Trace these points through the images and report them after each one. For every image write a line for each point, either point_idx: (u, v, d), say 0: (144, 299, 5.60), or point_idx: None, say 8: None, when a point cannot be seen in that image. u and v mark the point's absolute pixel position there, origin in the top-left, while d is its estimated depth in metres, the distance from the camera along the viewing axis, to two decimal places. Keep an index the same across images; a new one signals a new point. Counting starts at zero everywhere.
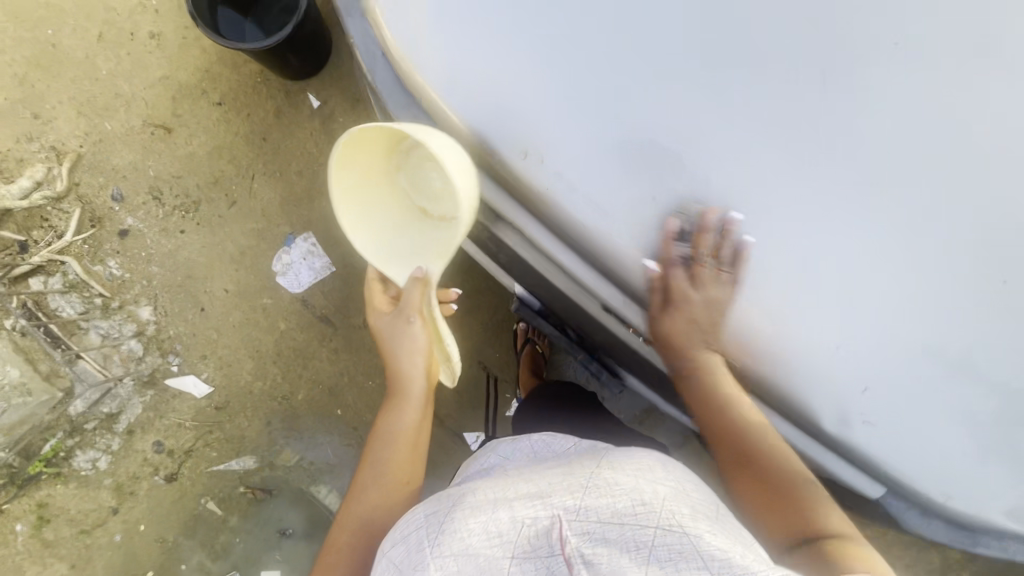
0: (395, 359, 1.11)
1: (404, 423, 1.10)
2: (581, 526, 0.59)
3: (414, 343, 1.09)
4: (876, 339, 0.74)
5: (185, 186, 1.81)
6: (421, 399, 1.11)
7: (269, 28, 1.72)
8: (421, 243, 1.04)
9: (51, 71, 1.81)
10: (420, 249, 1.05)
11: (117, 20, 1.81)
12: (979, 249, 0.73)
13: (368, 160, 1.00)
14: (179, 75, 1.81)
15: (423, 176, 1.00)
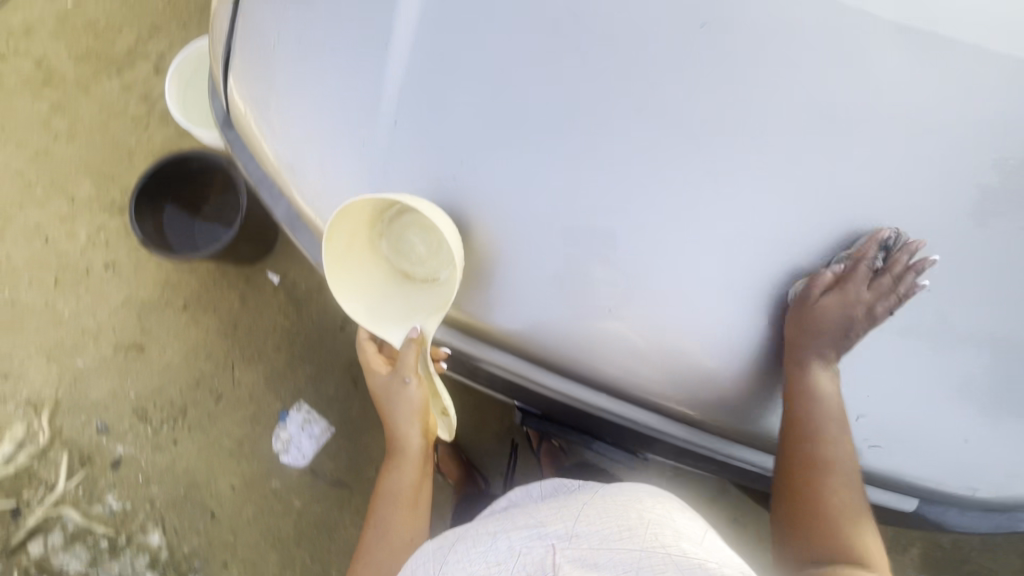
0: (394, 419, 1.07)
1: (404, 481, 1.10)
2: (571, 548, 0.65)
3: (411, 403, 1.03)
4: (857, 369, 0.79)
5: (168, 397, 1.81)
6: (419, 458, 1.09)
7: (215, 221, 1.77)
8: (412, 306, 0.91)
9: (17, 328, 1.87)
10: (412, 313, 0.91)
11: (71, 261, 1.90)
12: (932, 259, 0.76)
13: (352, 228, 0.86)
14: (141, 294, 1.88)
15: (405, 242, 0.88)
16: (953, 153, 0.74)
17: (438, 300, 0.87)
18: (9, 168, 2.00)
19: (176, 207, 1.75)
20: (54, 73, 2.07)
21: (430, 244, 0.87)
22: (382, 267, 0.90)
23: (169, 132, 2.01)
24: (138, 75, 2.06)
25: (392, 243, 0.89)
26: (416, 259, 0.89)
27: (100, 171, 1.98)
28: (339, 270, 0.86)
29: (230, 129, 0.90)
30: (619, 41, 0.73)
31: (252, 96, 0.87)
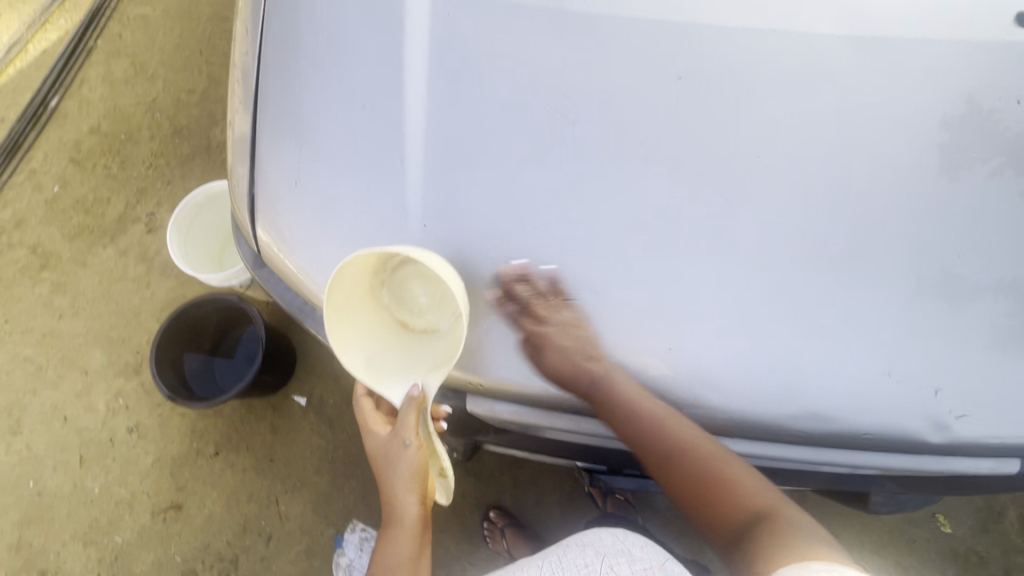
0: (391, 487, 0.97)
1: (403, 551, 0.99)
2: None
3: (410, 468, 0.93)
4: (920, 341, 0.78)
5: (216, 551, 1.73)
6: (416, 528, 0.98)
7: (235, 362, 1.78)
8: (412, 358, 0.91)
9: (48, 518, 1.80)
10: (414, 364, 0.91)
11: (93, 434, 1.87)
12: (948, 221, 0.79)
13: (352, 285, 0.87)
14: (170, 450, 1.83)
15: (407, 292, 0.92)
16: (929, 125, 0.80)
17: (439, 347, 0.89)
18: (18, 357, 1.99)
19: (195, 357, 1.76)
20: (50, 255, 2.13)
21: (432, 296, 0.91)
22: (380, 318, 0.92)
23: (171, 283, 2.05)
24: (132, 237, 2.13)
25: (392, 294, 0.93)
26: (416, 310, 0.93)
27: (110, 337, 1.99)
28: (342, 320, 0.86)
29: (262, 266, 0.93)
30: (612, 105, 0.79)
31: (271, 229, 0.88)
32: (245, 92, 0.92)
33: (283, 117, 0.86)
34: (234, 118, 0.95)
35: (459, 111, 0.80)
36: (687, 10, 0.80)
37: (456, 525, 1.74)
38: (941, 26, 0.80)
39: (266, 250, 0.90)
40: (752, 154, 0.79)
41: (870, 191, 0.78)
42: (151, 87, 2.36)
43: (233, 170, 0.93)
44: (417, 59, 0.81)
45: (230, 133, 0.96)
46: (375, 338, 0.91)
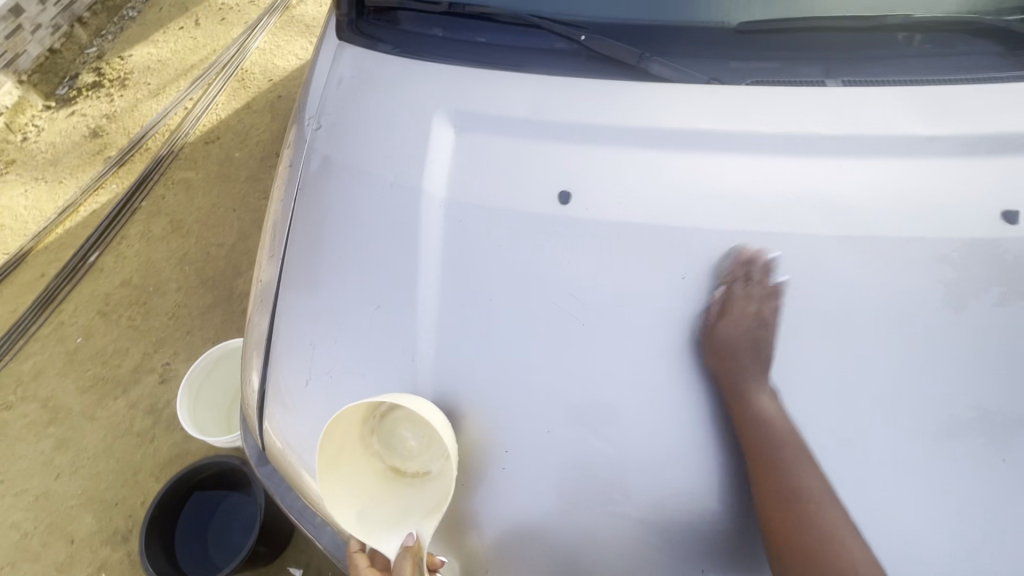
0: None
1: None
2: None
3: None
4: (988, 552, 0.68)
5: None
6: None
7: (229, 522, 1.68)
8: (404, 509, 0.80)
9: None
10: (409, 514, 0.80)
11: None
12: (985, 406, 0.74)
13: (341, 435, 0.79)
14: None
15: (397, 438, 0.84)
16: (941, 306, 0.79)
17: (435, 495, 0.79)
18: (5, 522, 1.89)
19: (194, 505, 1.67)
20: (60, 408, 2.12)
21: (422, 438, 0.82)
22: (371, 466, 0.83)
23: (176, 437, 2.01)
24: (144, 389, 2.13)
25: (382, 440, 0.84)
26: (408, 455, 0.83)
27: (104, 498, 1.90)
28: (329, 477, 0.78)
29: (266, 463, 0.90)
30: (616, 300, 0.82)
31: (277, 425, 0.86)
32: (266, 287, 0.96)
33: (300, 312, 0.89)
34: (253, 311, 0.98)
35: (469, 309, 0.83)
36: (683, 213, 0.86)
37: None
38: (930, 220, 0.84)
39: (270, 447, 0.87)
40: (762, 345, 0.79)
41: (893, 375, 0.76)
42: (184, 242, 2.53)
43: (248, 361, 0.94)
44: (429, 259, 0.86)
45: (248, 324, 0.98)
46: (367, 488, 0.81)
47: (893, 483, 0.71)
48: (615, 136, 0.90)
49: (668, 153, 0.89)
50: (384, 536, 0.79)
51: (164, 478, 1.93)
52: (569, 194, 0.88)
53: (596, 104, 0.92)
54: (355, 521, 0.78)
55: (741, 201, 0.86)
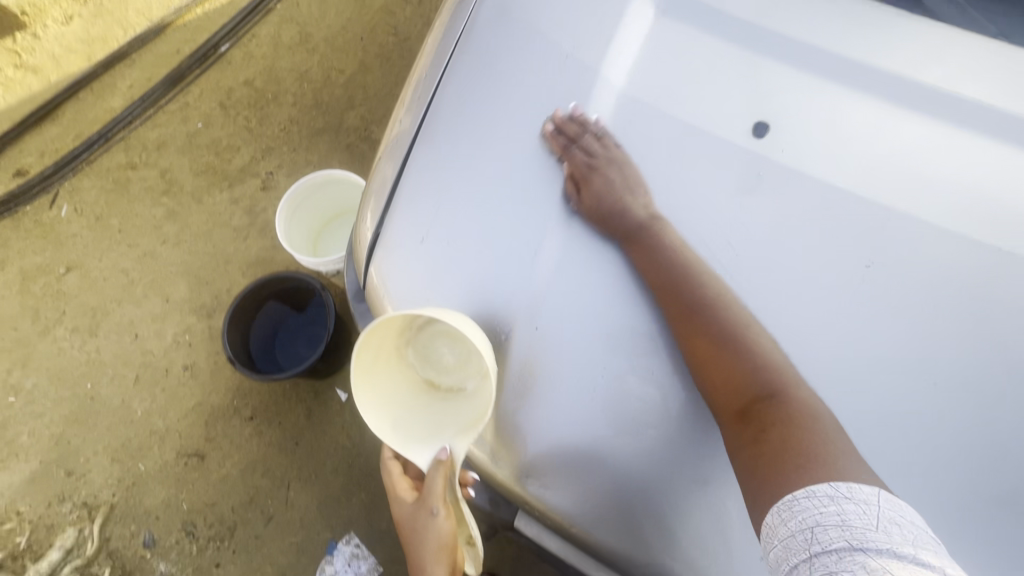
0: (422, 559, 1.02)
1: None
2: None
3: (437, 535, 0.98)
4: None
5: (219, 512, 1.76)
6: None
7: (297, 334, 1.85)
8: (436, 418, 0.97)
9: (90, 421, 1.90)
10: (441, 425, 0.95)
11: (154, 360, 1.98)
12: None
13: (380, 349, 0.95)
14: (212, 399, 1.91)
15: (435, 354, 1.00)
16: None
17: (457, 410, 0.95)
18: (117, 266, 2.15)
19: (278, 304, 1.82)
20: (175, 183, 2.29)
21: (455, 354, 0.98)
22: (409, 378, 1.00)
23: (266, 243, 2.15)
24: (247, 190, 2.26)
25: (418, 352, 1.00)
26: (442, 370, 0.99)
27: (198, 275, 2.11)
28: (373, 383, 0.95)
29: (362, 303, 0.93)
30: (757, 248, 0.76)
31: (381, 274, 0.86)
32: (401, 134, 0.93)
33: (434, 171, 0.86)
34: (380, 154, 0.95)
35: (605, 214, 0.81)
36: (878, 181, 0.75)
37: None
38: None
39: (371, 289, 0.89)
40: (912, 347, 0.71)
41: None
42: (309, 58, 2.50)
43: (364, 202, 0.93)
44: (586, 144, 0.81)
45: (372, 166, 0.96)
46: (405, 395, 0.99)
47: (981, 529, 0.68)
48: (839, 83, 0.79)
49: (885, 107, 0.77)
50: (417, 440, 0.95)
51: (249, 275, 2.11)
52: (765, 129, 0.79)
53: (830, 28, 0.80)
54: (394, 425, 0.95)
55: (955, 189, 0.74)
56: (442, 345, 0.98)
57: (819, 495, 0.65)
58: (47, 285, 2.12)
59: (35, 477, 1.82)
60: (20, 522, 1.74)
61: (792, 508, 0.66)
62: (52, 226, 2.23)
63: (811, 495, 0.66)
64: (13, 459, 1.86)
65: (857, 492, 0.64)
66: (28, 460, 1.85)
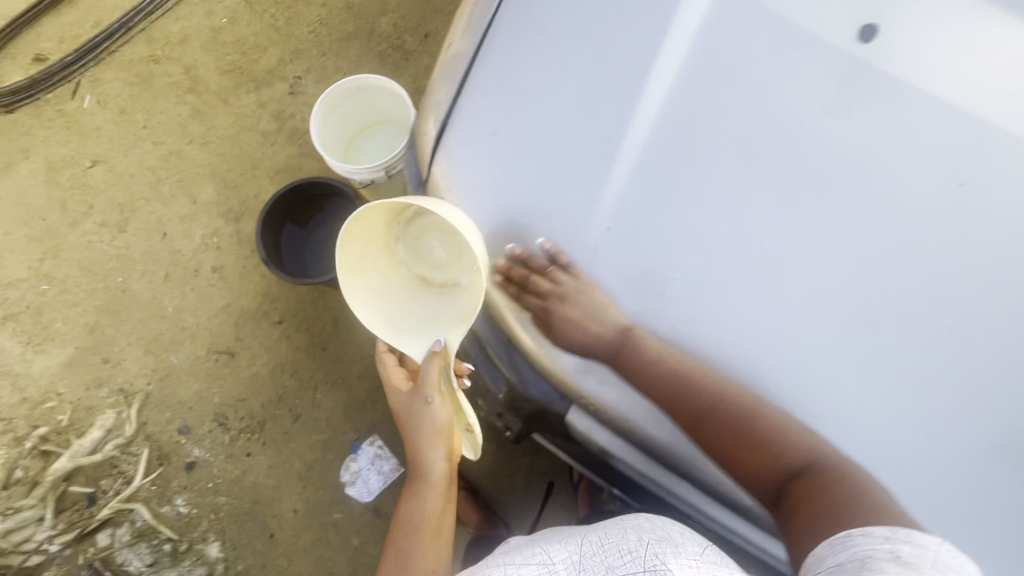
0: (422, 445, 1.17)
1: (430, 508, 1.19)
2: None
3: (435, 424, 1.14)
4: None
5: (249, 407, 1.84)
6: (443, 482, 1.19)
7: (326, 245, 1.84)
8: (424, 308, 1.14)
9: (123, 314, 1.94)
10: (424, 313, 1.13)
11: (183, 260, 1.99)
12: None
13: (366, 244, 1.11)
14: (241, 301, 1.94)
15: (424, 246, 1.13)
16: None
17: (443, 301, 1.11)
18: (143, 163, 2.11)
19: (311, 206, 1.82)
20: (199, 81, 2.21)
21: (441, 245, 1.10)
22: (396, 272, 1.15)
23: (294, 151, 2.11)
24: (275, 95, 2.18)
25: (405, 247, 1.14)
26: (428, 263, 1.14)
27: (226, 179, 2.08)
28: (360, 276, 1.10)
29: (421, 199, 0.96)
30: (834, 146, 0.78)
31: (445, 171, 0.90)
32: (466, 41, 0.96)
33: (503, 73, 0.89)
34: (444, 62, 0.98)
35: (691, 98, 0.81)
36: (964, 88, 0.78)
37: (462, 479, 1.80)
38: None
39: (433, 183, 0.92)
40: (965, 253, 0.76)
41: None
42: None
43: (428, 105, 0.97)
44: (683, 32, 0.82)
45: (435, 72, 0.99)
46: (395, 287, 1.14)
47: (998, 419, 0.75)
48: None
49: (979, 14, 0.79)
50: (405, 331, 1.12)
51: (276, 182, 2.08)
52: (874, 32, 0.80)
53: None
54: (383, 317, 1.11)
55: None
56: (425, 237, 1.12)
57: (876, 535, 0.70)
58: (73, 177, 2.10)
59: (72, 362, 1.89)
60: (60, 402, 1.82)
61: (847, 544, 0.72)
62: (75, 118, 2.17)
63: (866, 535, 0.71)
64: (50, 344, 1.91)
65: (916, 538, 0.69)
66: (64, 346, 1.91)
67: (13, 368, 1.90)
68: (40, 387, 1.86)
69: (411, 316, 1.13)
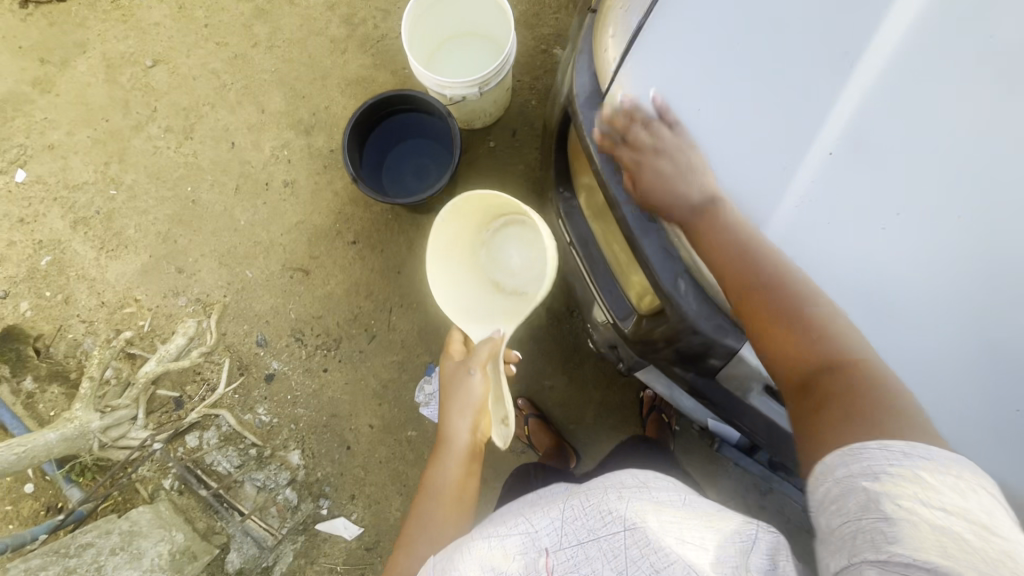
0: (455, 408, 1.21)
1: (451, 471, 1.16)
2: (565, 550, 0.74)
3: (473, 394, 1.20)
4: None
5: (325, 325, 1.85)
6: (466, 453, 1.18)
7: (409, 162, 1.81)
8: (489, 297, 1.40)
9: (195, 224, 1.91)
10: (490, 301, 1.39)
11: (253, 172, 1.93)
12: None
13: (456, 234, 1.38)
14: (314, 219, 1.90)
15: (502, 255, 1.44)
16: None
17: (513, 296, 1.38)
18: (206, 66, 2.00)
19: (395, 121, 1.73)
20: None
21: (518, 254, 1.42)
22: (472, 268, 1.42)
23: (365, 61, 1.98)
24: None
25: (488, 251, 1.45)
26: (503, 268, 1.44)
27: (294, 88, 1.98)
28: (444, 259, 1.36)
29: (593, 110, 0.90)
30: None
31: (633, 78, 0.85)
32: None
33: None
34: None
35: None
36: None
37: (534, 406, 1.84)
38: None
39: (616, 94, 0.87)
40: None
41: None
42: None
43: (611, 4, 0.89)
44: None
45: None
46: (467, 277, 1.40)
47: None
48: None
49: None
50: (472, 311, 1.35)
51: (347, 95, 1.97)
52: None
53: None
54: (454, 293, 1.36)
55: None
56: (506, 250, 1.44)
57: (893, 450, 0.56)
58: (135, 77, 2.00)
59: (147, 270, 1.88)
60: (139, 308, 1.83)
61: (859, 451, 0.58)
62: (131, 11, 2.03)
63: (881, 446, 0.57)
64: (124, 251, 1.90)
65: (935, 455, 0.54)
66: (138, 254, 1.90)
67: (89, 272, 1.90)
68: (118, 293, 1.86)
69: (478, 303, 1.37)
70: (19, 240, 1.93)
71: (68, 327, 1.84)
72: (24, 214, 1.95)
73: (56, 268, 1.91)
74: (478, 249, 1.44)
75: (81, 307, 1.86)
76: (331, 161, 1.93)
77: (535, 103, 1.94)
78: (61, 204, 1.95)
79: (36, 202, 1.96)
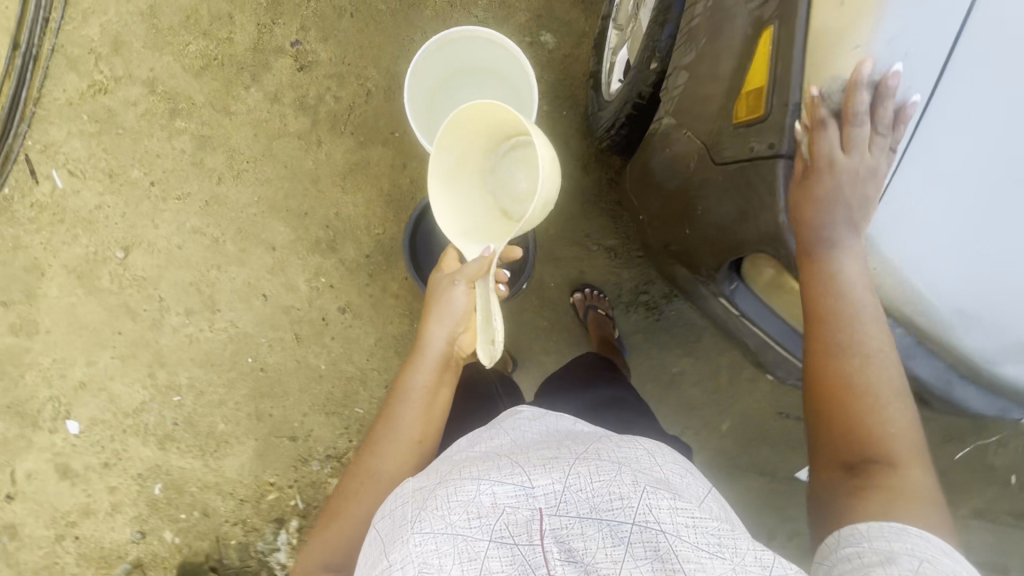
0: (432, 317, 1.08)
1: (421, 381, 1.05)
2: (563, 517, 0.59)
3: (456, 309, 1.06)
4: None
5: None
6: (441, 363, 1.07)
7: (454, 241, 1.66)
8: (500, 230, 1.14)
9: (279, 390, 1.80)
10: (496, 236, 1.11)
11: (303, 313, 1.77)
12: None
13: (466, 146, 1.10)
14: (390, 329, 1.78)
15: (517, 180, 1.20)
16: None
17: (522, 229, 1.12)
18: (182, 227, 1.73)
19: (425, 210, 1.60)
20: (177, 95, 1.68)
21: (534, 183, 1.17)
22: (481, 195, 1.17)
23: (348, 143, 1.70)
24: (282, 79, 1.68)
25: (495, 171, 1.21)
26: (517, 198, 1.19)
27: (290, 207, 1.73)
28: (447, 175, 1.09)
29: None
30: None
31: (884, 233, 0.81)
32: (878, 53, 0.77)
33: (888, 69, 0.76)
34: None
35: None
36: None
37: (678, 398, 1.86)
38: None
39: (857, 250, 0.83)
40: None
41: None
42: None
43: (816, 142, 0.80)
44: None
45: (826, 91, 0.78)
46: (473, 203, 1.15)
47: None
48: None
49: None
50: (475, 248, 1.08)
51: (349, 187, 1.72)
52: None
53: None
54: (460, 227, 1.09)
55: None
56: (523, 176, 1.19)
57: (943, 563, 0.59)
58: (116, 275, 1.74)
59: (262, 452, 1.81)
60: (281, 489, 1.81)
61: (902, 536, 0.63)
62: (60, 205, 1.70)
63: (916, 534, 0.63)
64: (227, 446, 1.82)
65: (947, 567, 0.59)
66: (243, 442, 1.82)
67: (208, 479, 1.83)
68: (250, 485, 1.82)
69: (480, 229, 1.12)
70: (119, 482, 1.83)
71: (224, 535, 1.82)
72: (105, 458, 1.83)
73: (174, 490, 1.83)
74: (489, 164, 1.20)
75: (224, 513, 1.83)
76: (374, 266, 1.76)
77: (550, 106, 1.71)
78: (134, 432, 1.82)
79: (109, 441, 1.82)
